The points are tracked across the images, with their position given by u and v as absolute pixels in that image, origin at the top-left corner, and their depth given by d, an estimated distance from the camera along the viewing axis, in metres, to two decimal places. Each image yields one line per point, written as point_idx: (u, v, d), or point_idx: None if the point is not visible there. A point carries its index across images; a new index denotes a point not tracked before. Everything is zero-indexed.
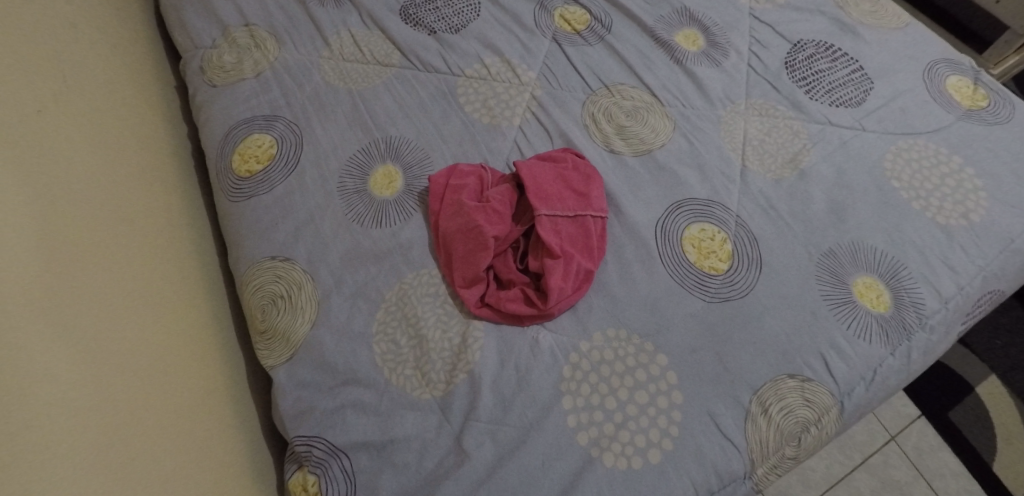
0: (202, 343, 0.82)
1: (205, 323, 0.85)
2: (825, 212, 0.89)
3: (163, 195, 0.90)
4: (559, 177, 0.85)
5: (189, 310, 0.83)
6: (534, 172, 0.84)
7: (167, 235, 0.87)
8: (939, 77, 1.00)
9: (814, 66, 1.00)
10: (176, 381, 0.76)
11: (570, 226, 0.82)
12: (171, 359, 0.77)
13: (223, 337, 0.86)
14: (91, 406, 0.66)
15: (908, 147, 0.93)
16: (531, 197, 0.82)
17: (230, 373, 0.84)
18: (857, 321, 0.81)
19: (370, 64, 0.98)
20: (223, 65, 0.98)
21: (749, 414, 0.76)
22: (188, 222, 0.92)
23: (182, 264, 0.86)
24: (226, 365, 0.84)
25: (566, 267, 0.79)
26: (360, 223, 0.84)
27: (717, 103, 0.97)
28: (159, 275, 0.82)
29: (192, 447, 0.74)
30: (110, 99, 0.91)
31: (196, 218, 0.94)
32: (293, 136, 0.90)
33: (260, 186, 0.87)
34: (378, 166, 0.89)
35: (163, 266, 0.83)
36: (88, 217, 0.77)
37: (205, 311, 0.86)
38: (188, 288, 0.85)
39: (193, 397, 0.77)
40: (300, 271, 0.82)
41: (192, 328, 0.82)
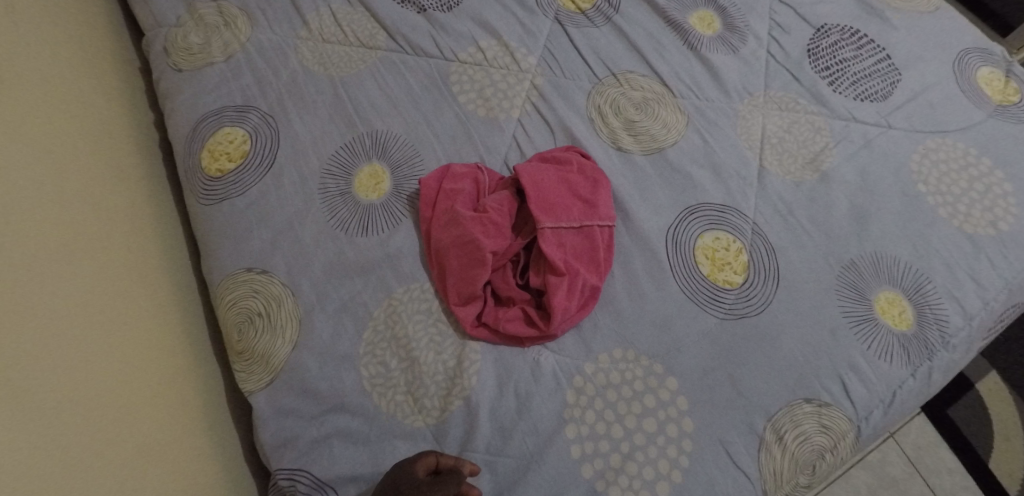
0: (171, 352, 0.76)
1: (173, 330, 0.78)
2: (847, 219, 0.83)
3: (121, 192, 0.82)
4: (564, 183, 0.78)
5: (153, 317, 0.76)
6: (536, 177, 0.77)
7: (125, 233, 0.79)
8: (970, 68, 0.93)
9: (838, 54, 0.92)
10: (142, 396, 0.70)
11: (576, 238, 0.75)
12: (136, 372, 0.70)
13: (195, 345, 0.80)
14: (54, 438, 0.60)
15: (936, 147, 0.87)
16: (533, 206, 0.74)
17: (204, 384, 0.78)
18: (877, 341, 0.77)
19: (352, 47, 0.88)
20: (189, 47, 0.88)
21: (764, 442, 0.72)
22: (151, 220, 0.84)
23: (144, 266, 0.79)
24: (200, 376, 0.78)
25: (571, 285, 0.72)
26: (344, 231, 0.77)
27: (733, 95, 0.89)
28: (117, 279, 0.74)
29: (168, 474, 0.68)
30: (58, 87, 0.81)
31: (161, 216, 0.86)
32: (268, 130, 0.82)
33: (233, 187, 0.79)
34: (363, 165, 0.80)
35: (122, 269, 0.75)
36: (32, 226, 0.68)
37: (172, 316, 0.79)
38: (151, 292, 0.78)
39: (163, 411, 0.71)
40: (279, 285, 0.74)
41: (158, 335, 0.75)
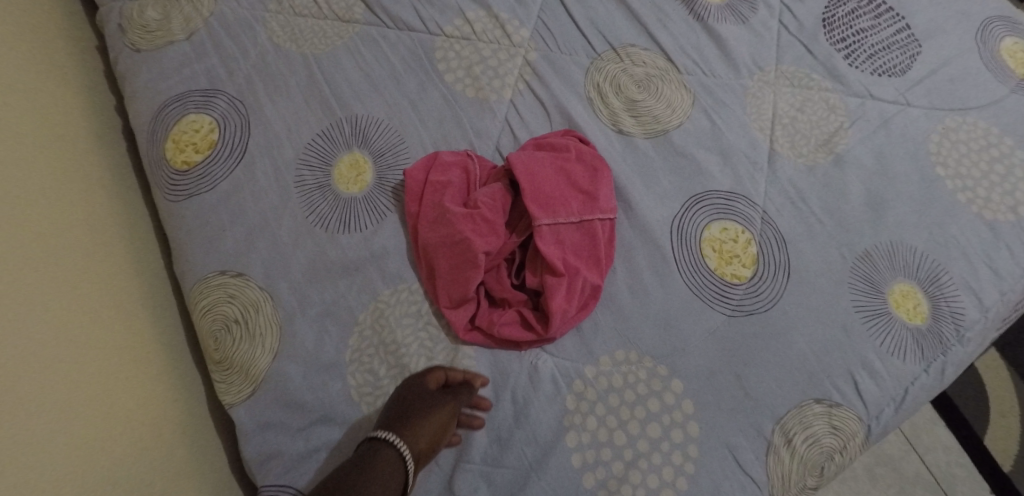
0: (143, 346, 0.71)
1: (144, 324, 0.73)
2: (861, 206, 0.78)
3: (78, 183, 0.75)
4: (561, 174, 0.72)
5: (121, 309, 0.71)
6: (531, 168, 0.71)
7: (84, 222, 0.73)
8: (992, 39, 0.87)
9: (855, 24, 0.86)
10: (114, 393, 0.65)
11: (575, 233, 0.70)
12: (102, 368, 0.66)
13: (171, 341, 0.75)
14: (25, 448, 0.57)
15: (956, 127, 0.82)
16: (528, 201, 0.69)
17: (184, 382, 0.73)
18: (891, 336, 0.73)
19: (327, 20, 0.81)
20: (146, 24, 0.80)
21: (772, 446, 0.69)
22: (115, 211, 0.78)
23: (108, 255, 0.73)
24: (179, 373, 0.73)
25: (571, 286, 0.68)
26: (324, 228, 0.71)
27: (743, 71, 0.83)
28: (76, 271, 0.69)
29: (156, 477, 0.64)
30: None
31: (125, 207, 0.79)
32: (237, 116, 0.75)
33: (201, 181, 0.73)
34: (343, 154, 0.74)
35: (81, 261, 0.70)
36: None
37: (142, 309, 0.73)
38: (117, 284, 0.72)
39: (138, 407, 0.67)
40: (256, 289, 0.69)
41: (126, 328, 0.70)
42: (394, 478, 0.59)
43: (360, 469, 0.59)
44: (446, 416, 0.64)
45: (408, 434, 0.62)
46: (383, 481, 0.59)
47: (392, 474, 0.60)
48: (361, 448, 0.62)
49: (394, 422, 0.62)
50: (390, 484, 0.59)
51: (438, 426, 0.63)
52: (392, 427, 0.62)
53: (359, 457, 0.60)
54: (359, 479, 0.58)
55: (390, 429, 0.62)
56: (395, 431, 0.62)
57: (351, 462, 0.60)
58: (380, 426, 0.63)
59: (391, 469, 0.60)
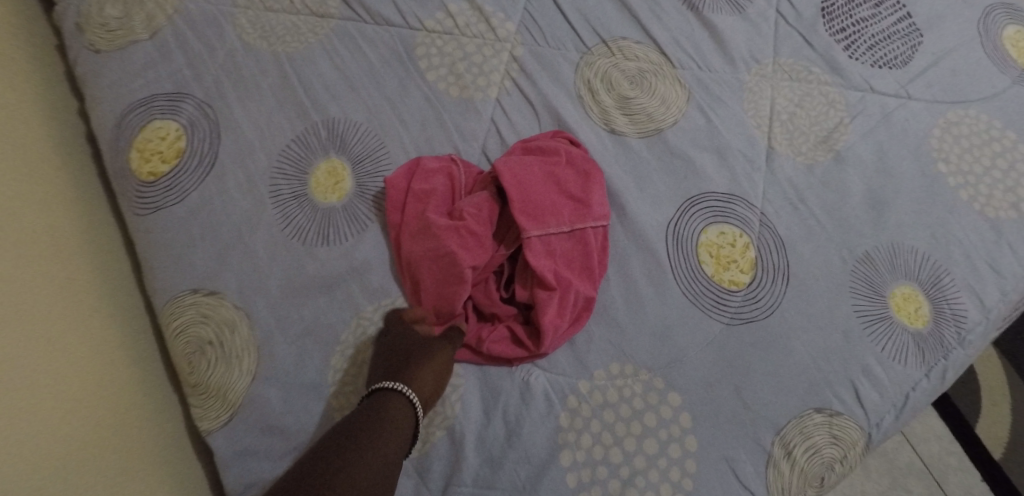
0: (109, 364, 0.67)
1: (110, 341, 0.69)
2: (862, 206, 0.75)
3: (32, 191, 0.69)
4: (551, 180, 0.68)
5: (82, 324, 0.67)
6: (519, 174, 0.67)
7: (39, 229, 0.68)
8: (995, 28, 0.84)
9: (855, 13, 0.83)
10: (76, 411, 0.62)
11: (566, 243, 0.67)
12: (64, 385, 0.62)
13: (140, 358, 0.71)
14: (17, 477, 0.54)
15: (958, 120, 0.79)
16: (516, 212, 0.65)
17: (158, 402, 0.70)
18: (892, 341, 0.71)
19: (300, 15, 0.76)
20: (105, 22, 0.75)
21: (771, 459, 0.67)
22: (77, 222, 0.73)
23: (68, 268, 0.69)
24: (150, 394, 0.70)
25: (563, 300, 0.65)
26: (302, 241, 0.67)
27: (739, 65, 0.80)
28: (34, 281, 0.64)
29: None
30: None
31: (89, 216, 0.75)
32: (206, 122, 0.70)
33: (170, 194, 0.68)
34: (320, 161, 0.70)
35: (38, 271, 0.65)
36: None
37: (107, 324, 0.69)
38: (80, 299, 0.68)
39: (103, 427, 0.63)
40: (231, 307, 0.66)
41: (89, 344, 0.66)
42: (406, 424, 0.58)
43: (372, 418, 0.57)
44: (444, 363, 0.63)
45: (413, 380, 0.60)
46: (396, 427, 0.57)
47: (402, 420, 0.58)
48: (364, 401, 0.60)
49: (396, 371, 0.61)
50: (402, 430, 0.58)
51: (439, 373, 0.63)
52: (395, 377, 0.61)
53: (365, 409, 0.58)
54: (373, 427, 0.56)
55: (394, 379, 0.61)
56: (399, 380, 0.60)
57: (358, 413, 0.58)
58: (382, 379, 0.61)
59: (401, 416, 0.58)
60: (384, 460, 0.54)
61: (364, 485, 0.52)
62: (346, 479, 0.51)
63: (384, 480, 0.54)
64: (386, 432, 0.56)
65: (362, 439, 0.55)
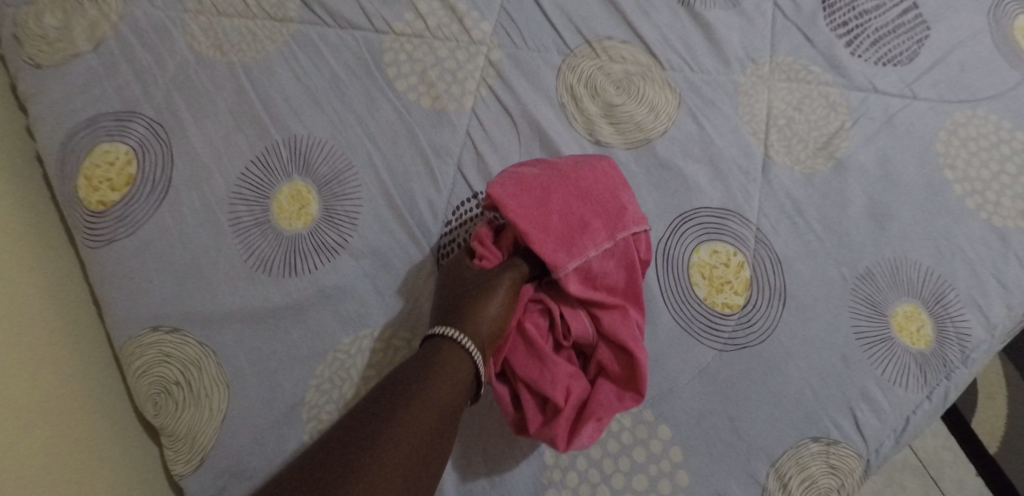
0: (64, 389, 0.61)
1: (63, 365, 0.62)
2: (863, 218, 0.71)
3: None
4: (573, 189, 0.62)
5: (27, 347, 0.60)
6: (528, 202, 0.61)
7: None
8: (1005, 18, 0.78)
9: (858, 5, 0.76)
10: (24, 438, 0.55)
11: (607, 264, 0.62)
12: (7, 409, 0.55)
13: (100, 384, 0.65)
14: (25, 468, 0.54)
15: (965, 122, 0.75)
16: (552, 242, 0.60)
17: (124, 442, 0.65)
18: (892, 364, 0.68)
19: (257, 19, 0.69)
20: (44, 33, 0.68)
21: (765, 491, 0.64)
22: (15, 231, 0.65)
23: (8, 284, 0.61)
24: (106, 427, 0.64)
25: (623, 318, 0.61)
26: (268, 272, 0.63)
27: (734, 65, 0.74)
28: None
29: None
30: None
31: (28, 227, 0.67)
32: (158, 143, 0.64)
33: (122, 224, 0.63)
34: (282, 184, 0.64)
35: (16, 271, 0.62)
36: None
37: (67, 347, 0.64)
38: (22, 317, 0.61)
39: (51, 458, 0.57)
40: (195, 345, 0.61)
41: (34, 366, 0.59)
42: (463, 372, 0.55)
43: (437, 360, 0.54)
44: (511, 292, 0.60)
45: (467, 326, 0.57)
46: (454, 379, 0.54)
47: (462, 371, 0.55)
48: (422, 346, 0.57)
49: (451, 317, 0.58)
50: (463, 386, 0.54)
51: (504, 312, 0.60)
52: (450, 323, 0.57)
53: (427, 352, 0.56)
54: (425, 376, 0.53)
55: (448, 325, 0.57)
56: (454, 328, 0.57)
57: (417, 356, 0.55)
58: (439, 323, 0.58)
59: (458, 364, 0.55)
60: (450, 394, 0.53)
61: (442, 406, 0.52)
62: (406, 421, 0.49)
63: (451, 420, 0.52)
64: (441, 384, 0.53)
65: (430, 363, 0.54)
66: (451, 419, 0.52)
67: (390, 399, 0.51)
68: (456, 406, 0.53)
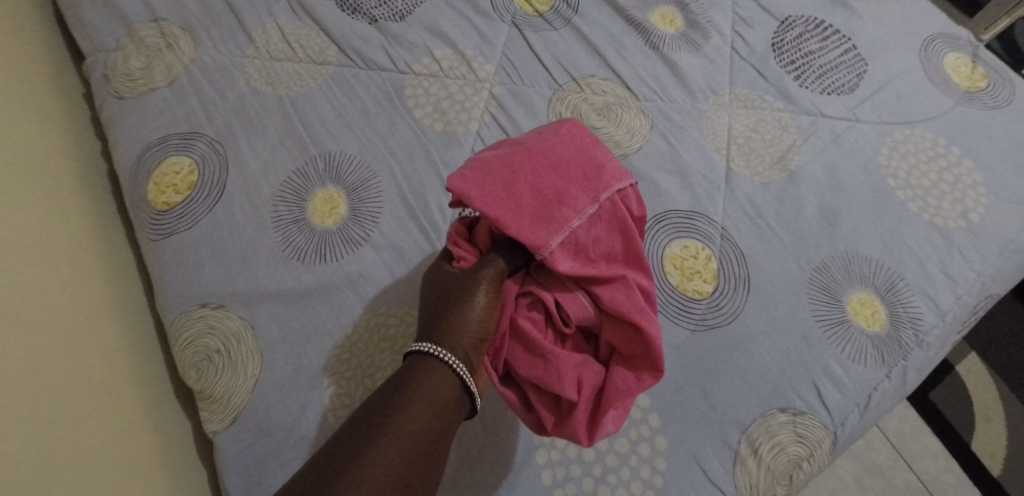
0: (123, 376, 0.72)
1: (126, 356, 0.74)
2: (816, 219, 0.81)
3: (46, 218, 0.75)
4: (541, 162, 0.62)
5: (92, 342, 0.71)
6: (499, 193, 0.61)
7: (33, 281, 0.69)
8: (936, 56, 0.91)
9: (803, 47, 0.90)
10: (81, 409, 0.66)
11: (596, 232, 0.62)
12: (69, 384, 0.67)
13: (152, 370, 0.76)
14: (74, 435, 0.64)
15: (904, 139, 0.86)
16: (530, 223, 0.60)
17: (161, 412, 0.74)
18: (850, 344, 0.76)
19: (302, 63, 0.85)
20: (130, 73, 0.84)
21: (738, 456, 0.71)
22: (81, 271, 0.75)
23: (79, 295, 0.73)
24: (145, 425, 0.72)
25: (620, 291, 0.61)
26: (301, 260, 0.74)
27: (698, 95, 0.87)
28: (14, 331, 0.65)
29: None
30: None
31: (96, 265, 0.77)
32: (216, 157, 0.79)
33: (182, 221, 0.76)
34: (317, 190, 0.78)
35: (96, 277, 0.77)
36: (73, 250, 0.76)
37: (132, 340, 0.76)
38: (82, 334, 0.71)
39: (82, 463, 0.63)
40: (236, 319, 0.72)
41: (95, 353, 0.71)
42: (445, 387, 0.58)
43: (416, 378, 0.58)
44: (492, 290, 0.62)
45: (446, 340, 0.60)
46: (432, 402, 0.58)
47: (442, 390, 0.58)
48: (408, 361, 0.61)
49: (433, 332, 0.61)
50: (442, 406, 0.58)
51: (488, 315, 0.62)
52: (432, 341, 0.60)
53: (411, 369, 0.59)
54: (407, 392, 0.57)
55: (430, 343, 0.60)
56: (434, 343, 0.60)
57: (403, 374, 0.59)
58: (423, 338, 0.61)
59: (439, 380, 0.58)
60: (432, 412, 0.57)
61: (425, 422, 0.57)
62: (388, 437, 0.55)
63: (433, 434, 0.57)
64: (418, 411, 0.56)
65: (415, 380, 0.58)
66: (434, 431, 0.57)
67: (376, 418, 0.56)
68: (440, 420, 0.58)
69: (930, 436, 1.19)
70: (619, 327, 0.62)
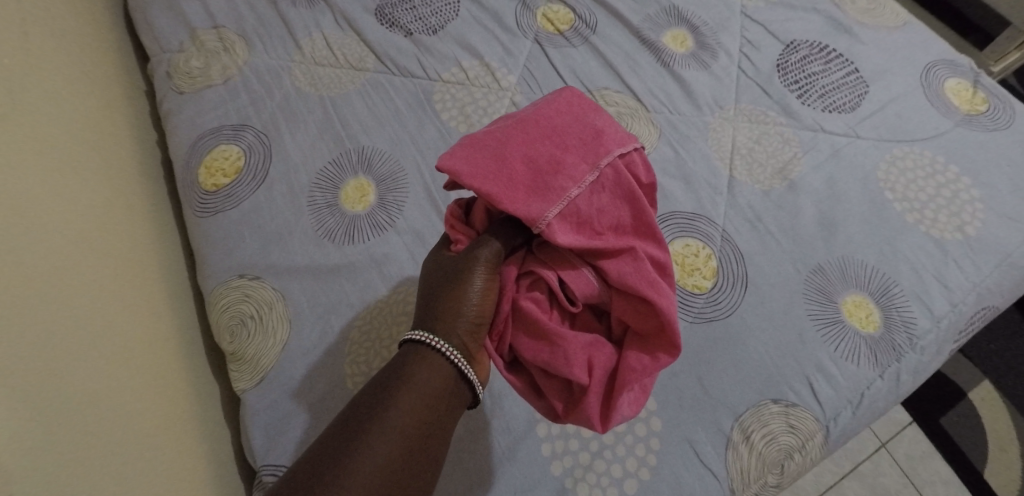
0: (164, 342, 0.79)
1: (168, 326, 0.82)
2: (814, 226, 0.85)
3: (112, 195, 0.83)
4: (537, 135, 0.66)
5: (142, 308, 0.79)
6: (494, 169, 0.64)
7: (93, 249, 0.76)
8: (937, 80, 0.96)
9: (807, 68, 0.96)
10: (132, 363, 0.73)
11: (599, 204, 0.65)
12: (123, 341, 0.73)
13: (188, 340, 0.84)
14: (126, 384, 0.71)
15: (903, 156, 0.90)
16: (529, 195, 0.63)
17: (194, 375, 0.81)
18: (844, 343, 0.79)
19: (343, 69, 0.94)
20: (190, 71, 0.94)
21: (730, 442, 0.74)
22: (129, 256, 0.81)
23: (134, 266, 0.81)
24: (179, 386, 0.78)
25: (626, 266, 0.63)
26: (331, 241, 0.82)
27: (705, 109, 0.93)
28: (79, 287, 0.71)
29: (176, 456, 0.72)
30: (57, 118, 0.80)
31: (143, 253, 0.84)
32: (261, 146, 0.87)
33: (227, 201, 0.84)
34: (350, 179, 0.85)
35: (147, 253, 0.85)
36: (131, 228, 0.84)
37: (174, 311, 0.84)
38: (135, 301, 0.78)
39: (130, 410, 0.69)
40: (270, 289, 0.79)
41: (145, 319, 0.78)
42: (440, 375, 0.61)
43: (411, 366, 0.61)
44: (489, 272, 0.65)
45: (440, 329, 0.63)
46: (426, 391, 0.60)
47: (436, 377, 0.61)
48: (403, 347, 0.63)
49: (428, 320, 0.64)
50: (437, 394, 0.60)
51: (484, 298, 0.64)
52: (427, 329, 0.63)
53: (407, 357, 0.62)
54: (403, 381, 0.60)
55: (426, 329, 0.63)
56: (429, 331, 0.63)
57: (400, 362, 0.62)
58: (419, 326, 0.64)
59: (434, 368, 0.61)
60: (426, 399, 0.60)
61: (420, 408, 0.59)
62: (384, 422, 0.58)
63: (430, 419, 0.59)
64: (412, 398, 0.59)
65: (410, 369, 0.61)
66: (430, 416, 0.60)
67: (373, 404, 0.59)
68: (435, 406, 0.60)
69: (941, 462, 1.19)
70: (627, 300, 0.64)
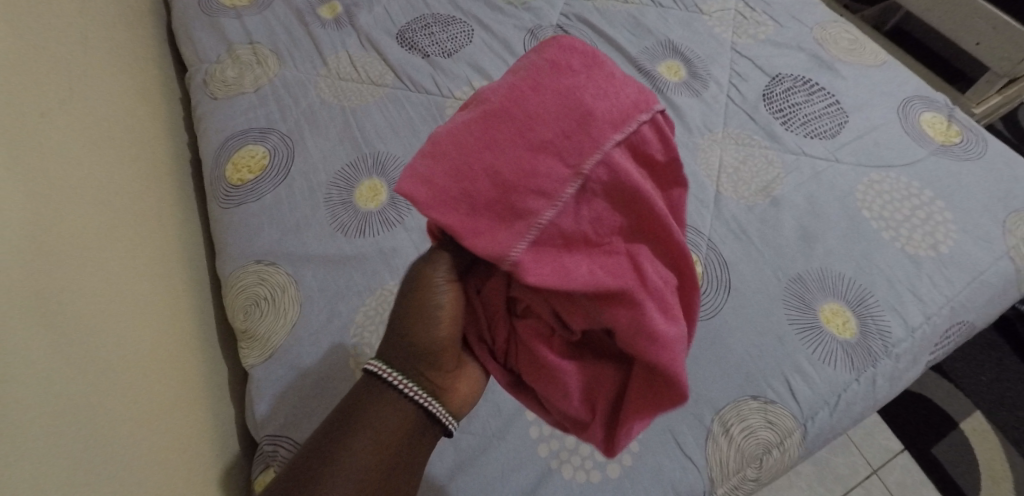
0: (181, 321, 0.85)
1: (187, 307, 0.88)
2: (795, 239, 0.91)
3: (146, 184, 0.91)
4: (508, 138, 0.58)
5: (165, 287, 0.85)
6: (455, 192, 0.58)
7: (128, 227, 0.83)
8: (913, 114, 1.03)
9: (791, 98, 1.03)
10: (152, 332, 0.79)
11: (587, 222, 0.59)
12: (148, 310, 0.80)
13: (202, 323, 0.90)
14: (147, 347, 0.76)
15: (880, 179, 0.96)
16: (496, 223, 0.58)
17: (206, 353, 0.87)
18: (822, 346, 0.83)
19: (363, 84, 1.03)
20: (225, 80, 1.03)
21: (710, 434, 0.78)
22: (155, 242, 0.88)
23: (161, 250, 0.88)
24: (193, 361, 0.84)
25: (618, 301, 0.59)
26: (343, 233, 0.88)
27: (695, 131, 1.00)
28: (115, 257, 0.78)
29: (181, 423, 0.77)
30: (104, 112, 0.89)
31: (163, 248, 0.88)
32: (285, 147, 0.95)
33: (250, 194, 0.92)
34: (364, 180, 0.92)
35: (174, 240, 0.92)
36: (161, 217, 0.92)
37: (192, 296, 0.90)
38: (161, 279, 0.85)
39: (146, 370, 0.75)
40: (284, 274, 0.85)
41: (167, 296, 0.85)
42: (397, 416, 0.65)
43: (372, 405, 0.66)
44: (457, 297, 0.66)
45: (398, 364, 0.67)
46: (383, 430, 0.65)
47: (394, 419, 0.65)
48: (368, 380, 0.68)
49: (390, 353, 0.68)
50: (395, 432, 0.65)
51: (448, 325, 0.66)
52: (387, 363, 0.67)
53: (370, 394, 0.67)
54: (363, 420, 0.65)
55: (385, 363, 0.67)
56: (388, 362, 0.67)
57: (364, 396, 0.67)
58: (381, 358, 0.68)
59: (393, 408, 0.66)
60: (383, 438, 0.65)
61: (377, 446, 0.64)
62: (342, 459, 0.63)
63: (388, 456, 0.64)
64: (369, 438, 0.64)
65: (371, 408, 0.66)
66: (387, 452, 0.64)
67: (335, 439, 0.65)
68: (393, 444, 0.65)
69: (932, 491, 1.19)
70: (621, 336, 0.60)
